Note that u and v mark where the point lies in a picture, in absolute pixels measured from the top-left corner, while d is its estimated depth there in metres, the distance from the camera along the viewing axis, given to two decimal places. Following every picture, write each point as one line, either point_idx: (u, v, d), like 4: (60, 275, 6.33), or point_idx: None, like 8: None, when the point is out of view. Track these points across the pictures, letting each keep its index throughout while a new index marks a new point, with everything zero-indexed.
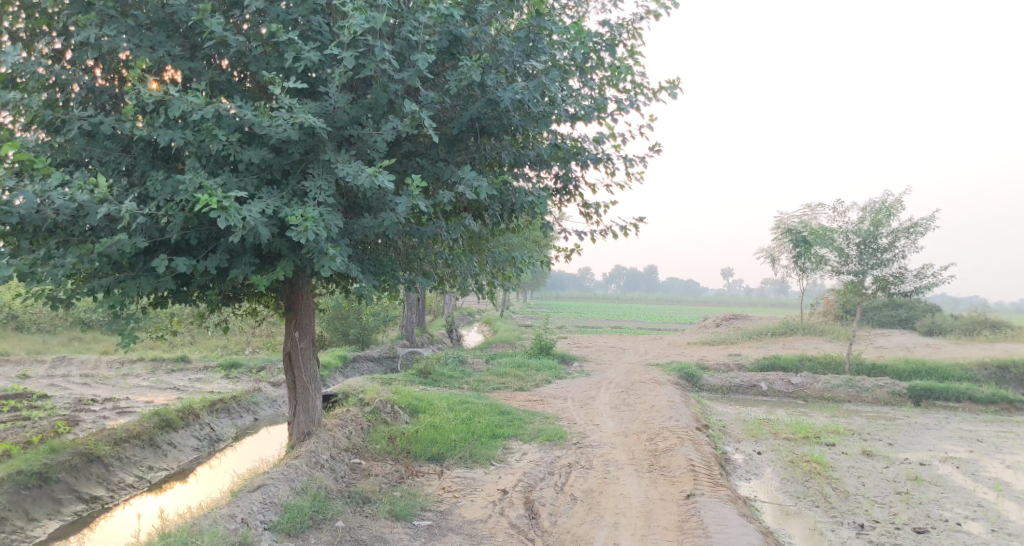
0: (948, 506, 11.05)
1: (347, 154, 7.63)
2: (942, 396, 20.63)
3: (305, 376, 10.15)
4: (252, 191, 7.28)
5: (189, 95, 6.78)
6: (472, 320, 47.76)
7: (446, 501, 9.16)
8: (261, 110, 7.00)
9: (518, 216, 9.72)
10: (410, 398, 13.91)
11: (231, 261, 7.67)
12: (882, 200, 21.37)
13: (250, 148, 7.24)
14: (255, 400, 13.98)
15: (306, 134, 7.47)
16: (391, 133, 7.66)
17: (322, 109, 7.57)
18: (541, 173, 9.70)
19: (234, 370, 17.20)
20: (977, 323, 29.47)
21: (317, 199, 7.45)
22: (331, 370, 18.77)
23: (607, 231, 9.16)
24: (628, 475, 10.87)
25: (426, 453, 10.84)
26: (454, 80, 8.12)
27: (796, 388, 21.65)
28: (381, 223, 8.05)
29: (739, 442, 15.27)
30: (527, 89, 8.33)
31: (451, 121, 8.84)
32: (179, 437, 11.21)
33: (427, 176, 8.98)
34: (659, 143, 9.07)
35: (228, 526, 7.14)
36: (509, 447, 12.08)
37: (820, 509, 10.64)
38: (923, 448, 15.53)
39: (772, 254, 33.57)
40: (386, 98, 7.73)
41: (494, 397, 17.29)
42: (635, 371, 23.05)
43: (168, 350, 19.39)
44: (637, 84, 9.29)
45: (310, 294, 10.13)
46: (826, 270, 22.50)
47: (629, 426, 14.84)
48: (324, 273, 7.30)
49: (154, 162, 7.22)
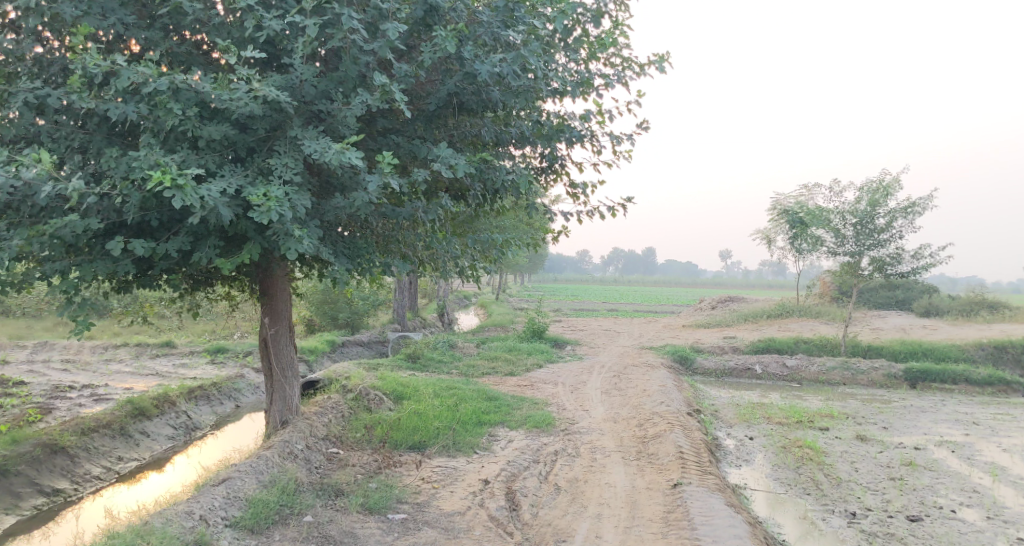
0: (942, 492, 10.78)
1: (315, 130, 7.25)
2: (938, 378, 20.39)
3: (281, 362, 9.82)
4: (213, 169, 6.92)
5: (141, 65, 6.42)
6: (469, 303, 47.50)
7: (424, 493, 8.88)
8: (219, 82, 6.63)
9: (500, 196, 9.36)
10: (395, 383, 13.60)
11: (194, 244, 7.30)
12: (880, 179, 21.02)
13: (211, 124, 6.87)
14: (237, 387, 13.64)
15: (271, 109, 7.10)
16: (361, 107, 7.22)
17: (288, 82, 7.19)
18: (525, 151, 9.33)
19: (220, 355, 16.88)
20: (975, 304, 29.23)
21: (282, 177, 7.06)
22: (319, 354, 18.46)
23: (593, 212, 8.87)
24: (615, 463, 10.60)
25: (406, 442, 10.53)
26: (429, 52, 7.73)
27: (790, 371, 21.38)
28: (353, 203, 7.67)
29: (732, 426, 15.01)
30: (506, 62, 7.93)
31: (428, 96, 8.51)
32: (153, 425, 10.91)
33: (403, 154, 8.63)
34: (647, 120, 8.77)
35: (184, 524, 6.93)
36: (494, 434, 11.79)
37: (811, 497, 10.37)
38: (918, 432, 15.29)
39: (769, 235, 33.24)
40: (357, 71, 7.32)
41: (484, 382, 17.03)
42: (629, 355, 22.77)
43: (153, 334, 19.04)
44: (624, 58, 8.94)
45: (286, 278, 9.78)
46: (823, 251, 22.18)
47: (619, 411, 14.56)
48: (289, 256, 6.92)
49: (110, 139, 6.88)
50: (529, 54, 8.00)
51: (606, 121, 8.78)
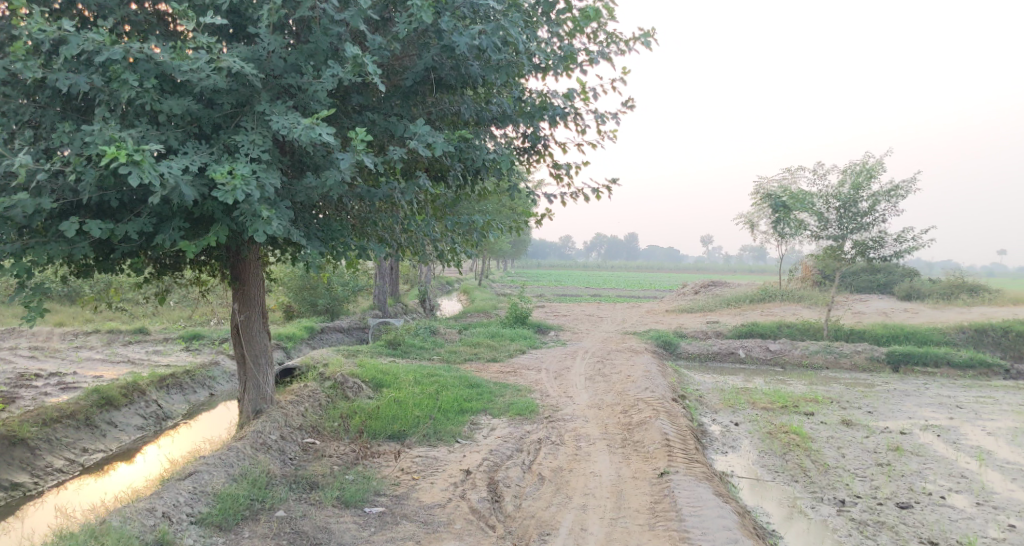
0: (930, 478, 10.63)
1: (284, 105, 6.88)
2: (921, 361, 20.32)
3: (254, 350, 9.45)
4: (175, 145, 6.56)
5: (91, 33, 6.10)
6: (451, 288, 47.12)
7: (403, 484, 8.60)
8: (178, 52, 6.30)
9: (482, 177, 9.00)
10: (375, 370, 13.25)
11: (158, 226, 6.93)
12: (863, 162, 20.86)
13: (172, 98, 6.54)
14: (212, 374, 13.22)
15: (237, 83, 6.75)
16: (332, 81, 6.85)
17: (255, 54, 6.85)
18: (507, 131, 8.99)
19: (195, 342, 16.44)
20: (955, 287, 29.27)
21: (249, 154, 6.70)
22: (297, 341, 18.06)
23: (578, 194, 8.55)
24: (600, 451, 10.35)
25: (385, 431, 10.20)
26: (404, 24, 7.38)
27: (773, 355, 21.24)
28: (325, 183, 7.31)
29: (717, 412, 14.82)
30: (486, 34, 7.58)
31: (405, 71, 8.16)
32: (121, 415, 10.50)
33: (379, 132, 8.27)
34: (632, 98, 8.46)
35: (144, 523, 6.62)
36: (476, 422, 11.49)
37: (799, 484, 10.18)
38: (903, 416, 15.17)
39: (752, 219, 33.10)
40: (328, 44, 6.97)
41: (465, 369, 16.73)
42: (612, 340, 22.54)
43: (126, 321, 18.52)
44: (608, 34, 8.63)
45: (259, 263, 9.41)
46: (806, 235, 22.01)
47: (603, 398, 14.29)
48: (258, 238, 6.54)
49: (64, 114, 6.57)
50: (509, 25, 7.65)
51: (590, 99, 8.46)
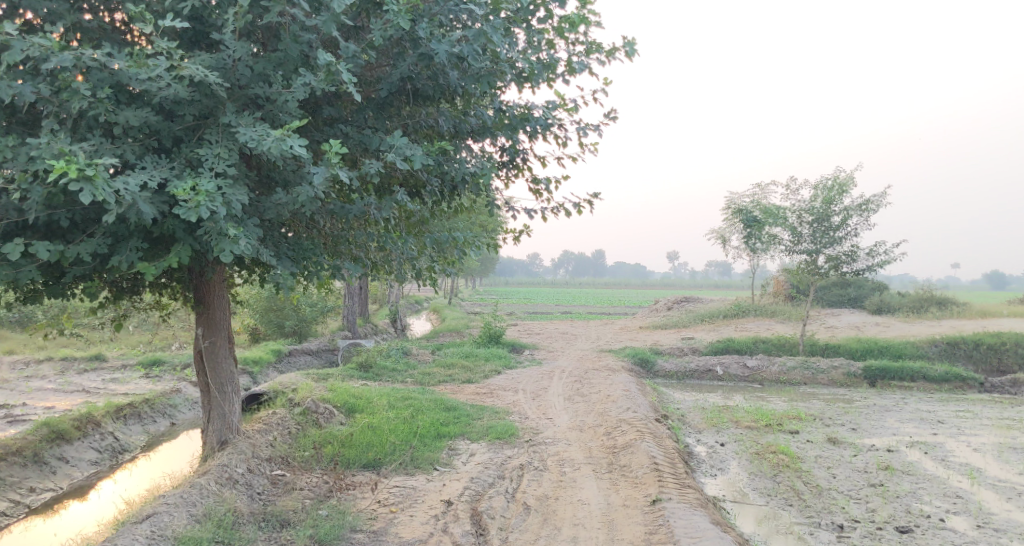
0: (926, 499, 10.31)
1: (252, 117, 6.36)
2: (897, 376, 20.13)
3: (219, 376, 8.84)
4: (132, 159, 6.01)
5: (37, 37, 5.57)
6: (420, 308, 46.48)
7: (381, 518, 8.06)
8: (135, 59, 5.75)
9: (460, 192, 8.52)
10: (346, 395, 12.64)
11: (114, 247, 6.36)
12: (834, 176, 20.74)
13: (129, 109, 6.01)
14: (173, 403, 12.51)
15: (199, 92, 6.23)
16: (303, 90, 6.36)
17: (219, 62, 6.32)
18: (486, 144, 8.51)
19: (156, 368, 15.71)
20: (925, 300, 29.32)
21: (214, 169, 6.18)
22: (263, 366, 17.35)
23: (558, 209, 8.10)
24: (586, 477, 9.89)
25: (359, 460, 9.60)
26: (380, 30, 6.89)
27: (751, 372, 20.92)
28: (297, 199, 6.80)
29: (700, 432, 14.40)
30: (467, 41, 7.12)
31: (379, 81, 7.68)
32: (73, 450, 9.81)
33: (352, 146, 7.76)
34: (615, 109, 8.05)
35: None
36: (454, 448, 10.95)
37: (793, 508, 9.83)
38: (887, 432, 14.87)
39: (724, 235, 32.99)
40: (298, 52, 6.45)
41: (440, 391, 16.17)
42: (588, 358, 22.08)
43: (82, 347, 17.67)
44: (590, 43, 8.21)
45: (224, 284, 8.83)
46: (780, 250, 21.80)
47: (584, 419, 13.82)
48: (224, 258, 6.02)
49: (9, 127, 6.00)
50: (492, 31, 7.15)
51: (572, 111, 8.00)
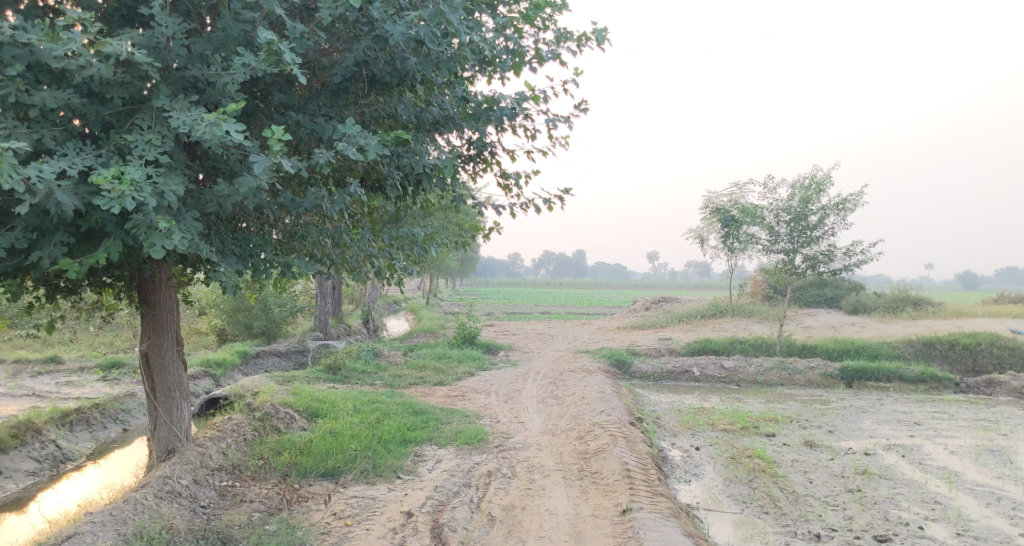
0: (904, 505, 10.00)
1: (188, 100, 5.85)
2: (873, 376, 19.89)
3: (165, 380, 8.31)
4: (51, 145, 5.54)
5: None
6: (398, 307, 45.90)
7: (334, 533, 7.67)
8: (50, 33, 5.26)
9: (423, 187, 8.02)
10: (309, 399, 12.12)
11: (38, 242, 5.88)
12: (811, 175, 20.49)
13: (48, 91, 5.51)
14: (127, 407, 11.93)
15: (129, 74, 5.73)
16: (242, 72, 5.84)
17: (151, 41, 5.82)
18: (451, 137, 8.05)
19: (114, 371, 15.12)
20: (901, 300, 29.20)
21: (145, 157, 5.68)
22: (227, 368, 16.80)
23: (528, 205, 7.68)
24: (555, 484, 9.49)
25: (316, 469, 9.13)
26: (329, 9, 6.41)
27: (728, 373, 20.62)
28: (239, 190, 6.30)
29: (675, 436, 14.03)
30: (424, 23, 6.64)
31: (333, 66, 7.17)
32: (9, 460, 9.30)
33: (305, 136, 7.28)
34: (585, 101, 7.65)
35: None
36: (420, 454, 10.49)
37: (769, 516, 9.49)
38: (864, 435, 14.59)
39: (702, 234, 32.75)
40: (238, 30, 5.96)
41: (409, 394, 15.70)
42: (565, 359, 21.68)
43: (38, 349, 17.00)
44: (559, 30, 7.78)
45: (172, 283, 8.30)
46: (757, 249, 21.52)
47: (557, 423, 13.41)
48: (155, 254, 5.54)
49: None
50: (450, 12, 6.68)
51: (540, 102, 7.57)
